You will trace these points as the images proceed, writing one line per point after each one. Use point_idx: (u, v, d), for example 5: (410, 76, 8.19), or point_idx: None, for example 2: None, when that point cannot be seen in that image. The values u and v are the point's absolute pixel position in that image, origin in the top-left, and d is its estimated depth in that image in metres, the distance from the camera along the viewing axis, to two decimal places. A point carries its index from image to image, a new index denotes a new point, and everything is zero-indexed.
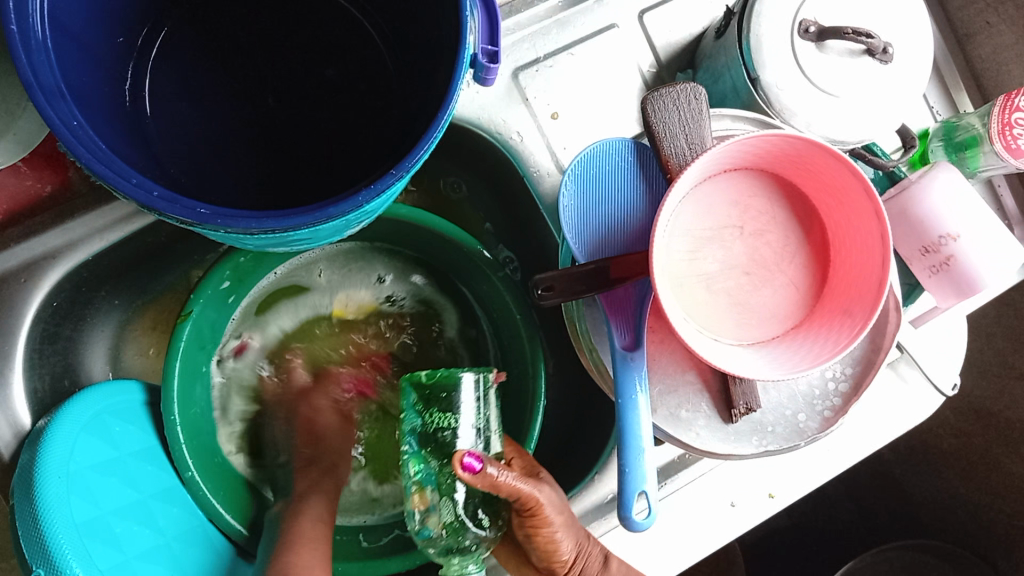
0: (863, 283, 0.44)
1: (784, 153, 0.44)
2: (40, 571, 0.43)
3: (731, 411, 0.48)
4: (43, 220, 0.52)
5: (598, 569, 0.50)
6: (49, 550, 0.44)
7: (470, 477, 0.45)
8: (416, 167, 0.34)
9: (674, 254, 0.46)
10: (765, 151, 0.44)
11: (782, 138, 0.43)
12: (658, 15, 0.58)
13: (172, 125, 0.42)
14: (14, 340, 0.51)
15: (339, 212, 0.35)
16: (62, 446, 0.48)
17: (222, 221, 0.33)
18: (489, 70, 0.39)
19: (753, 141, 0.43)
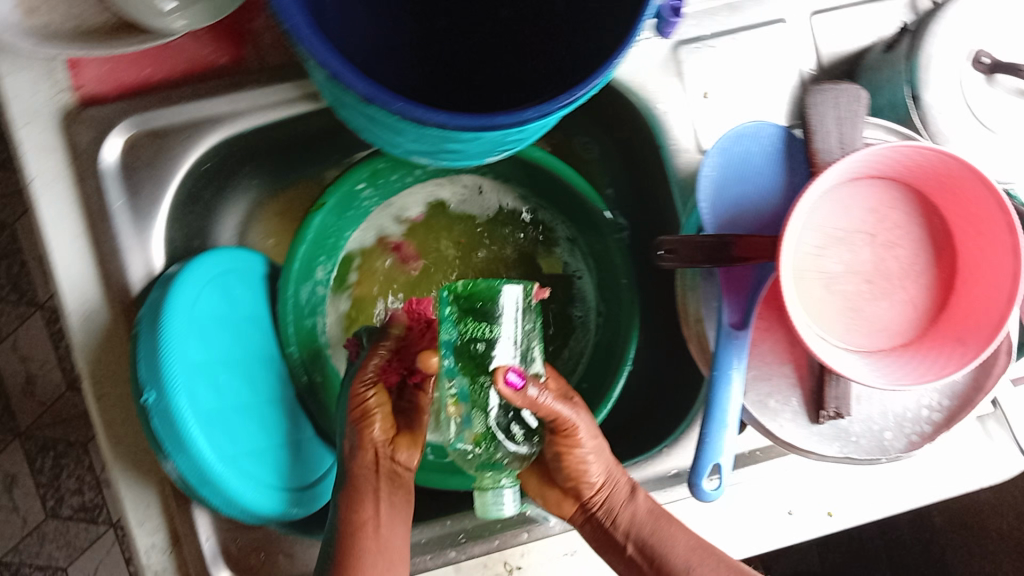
0: (986, 315, 0.44)
1: (936, 172, 0.44)
2: (151, 395, 0.47)
3: (819, 412, 0.48)
4: (214, 86, 0.54)
5: (625, 496, 0.52)
6: (162, 377, 0.47)
7: (512, 395, 0.45)
8: (584, 98, 0.36)
9: (800, 244, 0.47)
10: (918, 165, 0.45)
11: (938, 154, 0.43)
12: (829, 19, 0.58)
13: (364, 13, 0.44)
14: (164, 189, 0.55)
15: (504, 124, 0.37)
16: (189, 290, 0.51)
17: (397, 106, 0.36)
18: (669, 23, 0.41)
19: (909, 152, 0.43)
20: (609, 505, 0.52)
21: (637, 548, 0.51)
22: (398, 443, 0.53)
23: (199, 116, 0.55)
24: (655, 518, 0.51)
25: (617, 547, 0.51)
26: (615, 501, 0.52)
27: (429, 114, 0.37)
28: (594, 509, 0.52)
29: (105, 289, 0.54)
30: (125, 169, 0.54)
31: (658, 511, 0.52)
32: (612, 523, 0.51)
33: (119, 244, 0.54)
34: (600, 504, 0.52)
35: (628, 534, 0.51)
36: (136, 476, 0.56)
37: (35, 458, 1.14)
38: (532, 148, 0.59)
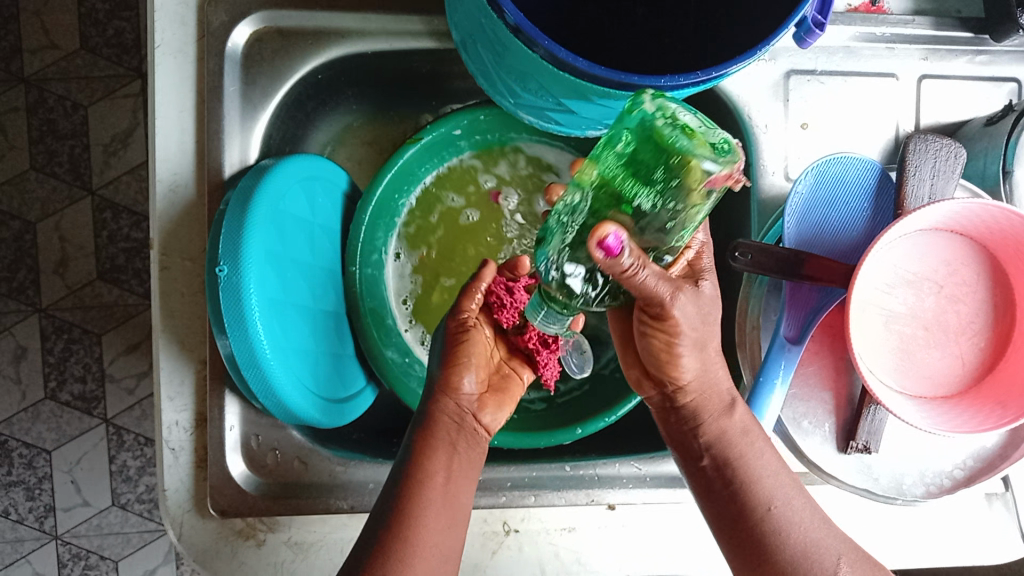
0: None
1: (1017, 239, 0.46)
2: (225, 268, 0.48)
3: (849, 442, 0.50)
4: (349, 1, 0.56)
5: (719, 411, 0.48)
6: (239, 254, 0.49)
7: (603, 257, 0.36)
8: (718, 79, 0.38)
9: (873, 279, 0.48)
10: (1001, 229, 0.46)
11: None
12: (936, 85, 0.61)
13: None
14: (277, 86, 0.57)
15: (636, 84, 0.39)
16: (279, 184, 0.53)
17: (545, 43, 0.38)
18: (809, 34, 0.43)
19: (997, 213, 0.45)
20: (700, 410, 0.48)
21: (719, 465, 0.48)
22: (485, 402, 0.53)
23: (327, 27, 0.57)
24: (747, 439, 0.47)
25: (697, 456, 0.49)
26: (706, 409, 0.48)
27: (571, 58, 0.39)
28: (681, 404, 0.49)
29: (198, 167, 0.56)
30: (246, 59, 0.56)
31: (754, 433, 0.48)
32: (697, 430, 0.48)
33: (222, 127, 0.56)
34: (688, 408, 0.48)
35: (712, 449, 0.48)
36: (177, 352, 0.56)
37: (49, 337, 1.12)
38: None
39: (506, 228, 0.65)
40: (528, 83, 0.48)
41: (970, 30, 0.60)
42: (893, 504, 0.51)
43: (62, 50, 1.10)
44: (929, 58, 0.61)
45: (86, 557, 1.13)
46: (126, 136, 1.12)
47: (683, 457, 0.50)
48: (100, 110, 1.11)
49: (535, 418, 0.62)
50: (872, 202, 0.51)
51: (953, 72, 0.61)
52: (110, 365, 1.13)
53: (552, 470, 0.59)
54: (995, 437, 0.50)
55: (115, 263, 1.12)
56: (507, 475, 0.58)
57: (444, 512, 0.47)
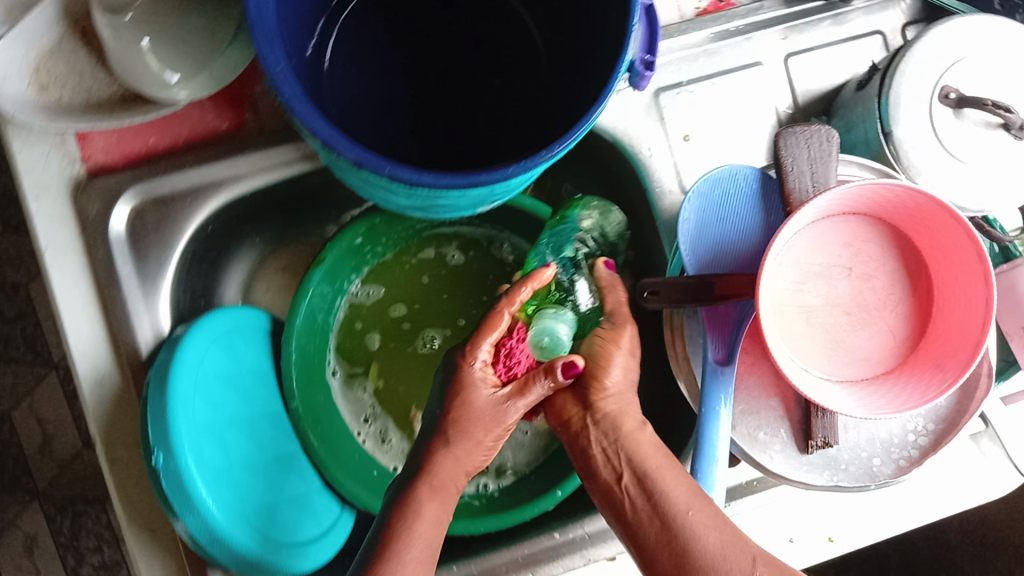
0: (961, 343, 0.45)
1: (908, 208, 0.46)
2: (160, 456, 0.48)
3: (808, 442, 0.50)
4: (215, 153, 0.57)
5: (635, 426, 0.52)
6: (171, 438, 0.48)
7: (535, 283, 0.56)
8: (560, 155, 0.38)
9: (780, 280, 0.49)
10: (890, 201, 0.46)
11: (910, 192, 0.44)
12: (803, 59, 0.61)
13: (341, 75, 0.48)
14: (170, 254, 0.57)
15: (487, 181, 0.39)
16: (195, 351, 0.53)
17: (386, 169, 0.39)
18: (643, 76, 0.45)
19: (879, 189, 0.45)
20: (618, 420, 0.52)
21: (636, 480, 0.49)
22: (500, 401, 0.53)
23: (200, 183, 0.57)
24: (657, 455, 0.50)
25: (613, 471, 0.50)
26: (624, 422, 0.52)
27: (416, 176, 0.39)
28: (599, 418, 0.53)
29: (115, 352, 0.56)
30: (132, 236, 0.56)
31: (662, 453, 0.51)
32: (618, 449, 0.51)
33: (128, 308, 0.56)
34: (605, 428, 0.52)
35: (629, 462, 0.50)
36: (148, 536, 0.56)
37: (55, 517, 1.12)
38: (521, 197, 0.62)
39: (436, 316, 0.66)
40: (399, 195, 0.48)
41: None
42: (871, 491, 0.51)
43: None
44: (788, 37, 0.61)
45: None
46: None
47: (597, 486, 0.51)
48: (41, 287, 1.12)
49: (514, 490, 0.62)
50: (760, 202, 0.52)
51: (818, 42, 0.62)
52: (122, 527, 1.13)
53: (544, 542, 0.58)
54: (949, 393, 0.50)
55: None
56: (502, 558, 0.58)
57: (440, 505, 0.51)
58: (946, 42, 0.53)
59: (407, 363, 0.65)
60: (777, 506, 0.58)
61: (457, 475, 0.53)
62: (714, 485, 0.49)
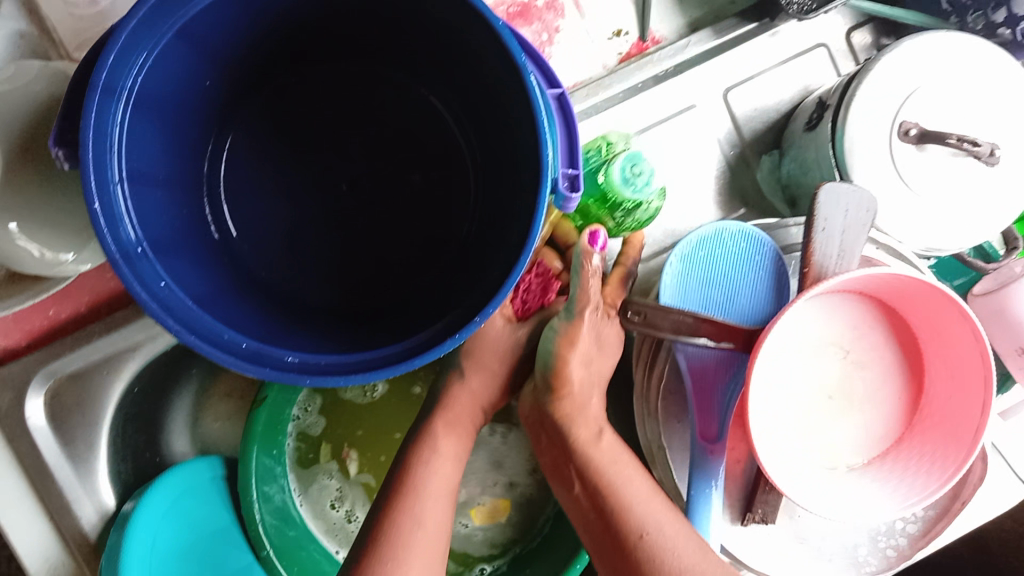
0: (952, 448, 0.42)
1: (913, 297, 0.43)
2: None
3: (745, 514, 0.46)
4: (124, 316, 0.52)
5: (591, 437, 0.48)
6: None
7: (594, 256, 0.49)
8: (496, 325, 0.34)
9: (778, 356, 0.44)
10: (895, 289, 0.43)
11: (916, 284, 0.41)
12: (744, 91, 0.56)
13: (256, 229, 0.47)
14: (99, 429, 0.53)
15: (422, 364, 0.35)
16: (143, 537, 0.49)
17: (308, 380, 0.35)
18: (568, 197, 0.39)
19: (889, 279, 0.42)
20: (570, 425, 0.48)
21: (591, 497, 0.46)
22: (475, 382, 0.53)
23: (115, 349, 0.53)
24: (617, 466, 0.46)
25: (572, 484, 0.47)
26: (580, 433, 0.48)
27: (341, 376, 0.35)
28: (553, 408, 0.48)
29: (62, 545, 0.52)
30: (54, 421, 0.52)
31: (625, 457, 0.48)
32: (568, 464, 0.47)
33: (66, 496, 0.52)
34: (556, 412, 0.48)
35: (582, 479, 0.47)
36: None
37: None
38: None
39: (409, 396, 0.61)
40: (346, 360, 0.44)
41: (752, 20, 0.56)
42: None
43: None
44: (724, 68, 0.56)
45: None
46: None
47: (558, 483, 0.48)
48: None
49: None
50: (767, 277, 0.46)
51: (755, 69, 0.56)
52: None
53: None
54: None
55: None
56: None
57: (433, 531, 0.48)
58: (898, 71, 0.48)
59: (376, 429, 0.61)
60: None
61: (472, 410, 0.53)
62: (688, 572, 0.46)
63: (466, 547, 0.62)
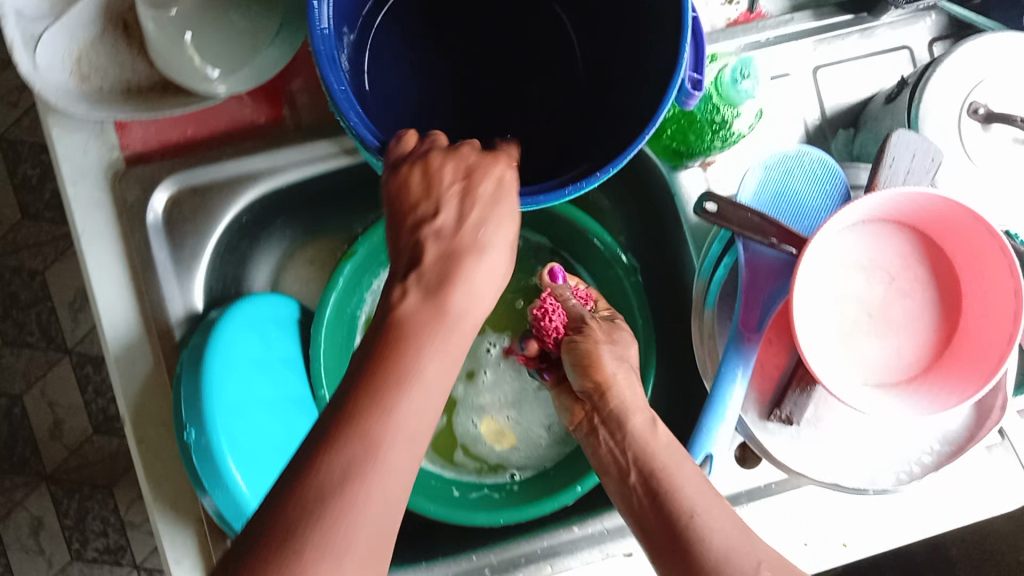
0: (975, 375, 0.47)
1: (958, 230, 0.47)
2: (193, 432, 0.51)
3: (774, 410, 0.51)
4: (253, 144, 0.59)
5: (645, 424, 0.52)
6: (203, 416, 0.51)
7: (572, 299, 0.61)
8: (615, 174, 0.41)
9: (825, 263, 0.50)
10: (945, 221, 0.48)
11: (961, 211, 0.46)
12: (833, 72, 0.62)
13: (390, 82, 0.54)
14: (205, 242, 0.59)
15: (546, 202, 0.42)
16: (231, 337, 0.54)
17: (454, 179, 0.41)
18: (691, 94, 0.46)
19: (940, 204, 0.46)
20: (625, 422, 0.52)
21: (645, 478, 0.48)
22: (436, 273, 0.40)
23: (238, 173, 0.59)
24: (670, 455, 0.49)
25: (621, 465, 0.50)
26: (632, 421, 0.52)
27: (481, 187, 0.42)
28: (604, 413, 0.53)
29: (149, 335, 0.57)
30: (168, 224, 0.58)
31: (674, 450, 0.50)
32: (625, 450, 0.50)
33: (162, 293, 0.57)
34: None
35: (637, 461, 0.49)
36: (172, 513, 0.58)
37: (61, 499, 1.17)
38: None
39: None
40: None
41: (851, 11, 0.62)
42: (866, 494, 0.52)
43: (6, 224, 1.16)
44: (819, 48, 0.62)
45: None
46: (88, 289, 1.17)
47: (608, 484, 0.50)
48: (57, 272, 1.16)
49: (531, 485, 0.64)
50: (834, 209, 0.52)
51: (845, 55, 0.63)
52: (127, 512, 1.18)
53: (557, 536, 0.60)
54: (960, 421, 0.51)
55: (108, 413, 1.17)
56: (520, 552, 0.59)
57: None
58: (977, 57, 0.54)
59: None
60: (792, 510, 0.59)
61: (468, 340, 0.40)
62: (712, 446, 0.50)
63: (504, 459, 0.66)
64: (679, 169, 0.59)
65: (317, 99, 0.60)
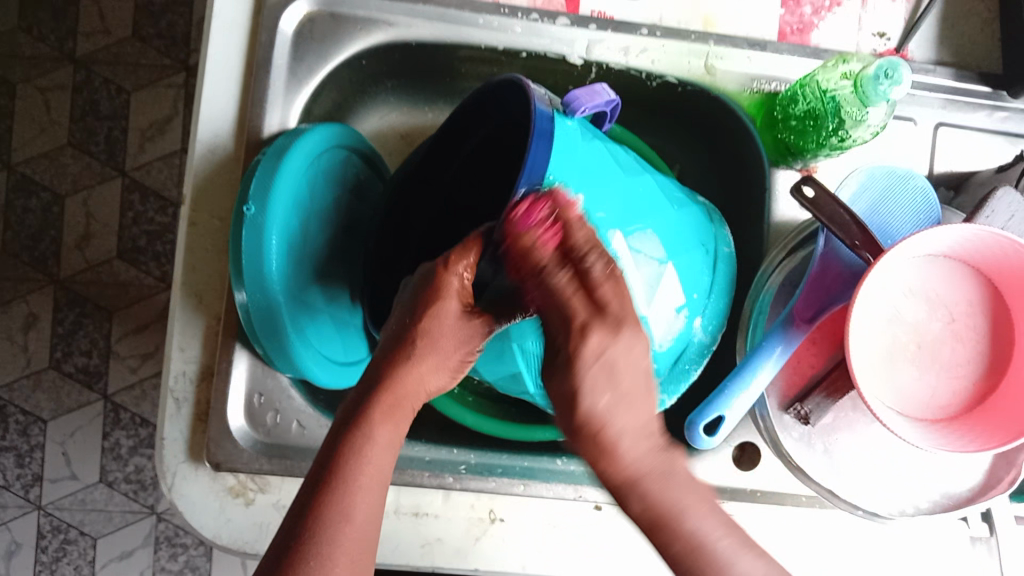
0: (1000, 430, 0.47)
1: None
2: (252, 207, 0.52)
3: (794, 404, 0.52)
4: None
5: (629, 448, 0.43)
6: (266, 196, 0.52)
7: None
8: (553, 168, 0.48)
9: (894, 279, 0.50)
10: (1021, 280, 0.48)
11: None
12: (952, 133, 0.62)
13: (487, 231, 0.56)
14: (322, 66, 0.61)
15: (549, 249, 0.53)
16: (314, 143, 0.55)
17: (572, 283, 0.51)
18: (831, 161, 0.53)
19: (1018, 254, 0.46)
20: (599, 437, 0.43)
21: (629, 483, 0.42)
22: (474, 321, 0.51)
23: (375, 15, 0.61)
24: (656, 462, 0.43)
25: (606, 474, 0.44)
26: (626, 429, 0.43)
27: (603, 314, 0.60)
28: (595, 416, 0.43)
29: (238, 131, 0.59)
30: (297, 36, 0.60)
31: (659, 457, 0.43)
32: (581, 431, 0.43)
33: (266, 96, 0.59)
34: (423, 323, 0.50)
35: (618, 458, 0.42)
36: (193, 301, 0.58)
37: (61, 308, 1.18)
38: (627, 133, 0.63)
39: None
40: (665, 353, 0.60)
41: (987, 85, 0.61)
42: (855, 516, 0.52)
43: (115, 35, 1.19)
44: (948, 106, 0.61)
45: (65, 531, 1.16)
46: (164, 123, 1.19)
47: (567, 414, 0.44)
48: (142, 96, 1.19)
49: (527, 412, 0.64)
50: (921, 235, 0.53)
51: (971, 124, 0.62)
52: (117, 343, 1.18)
53: (540, 464, 0.61)
54: (966, 482, 0.51)
55: (136, 244, 1.19)
56: (499, 462, 0.60)
57: (394, 428, 0.48)
58: None
59: None
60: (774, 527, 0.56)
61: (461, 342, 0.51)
62: (727, 410, 0.50)
63: None
64: (780, 166, 0.60)
65: None
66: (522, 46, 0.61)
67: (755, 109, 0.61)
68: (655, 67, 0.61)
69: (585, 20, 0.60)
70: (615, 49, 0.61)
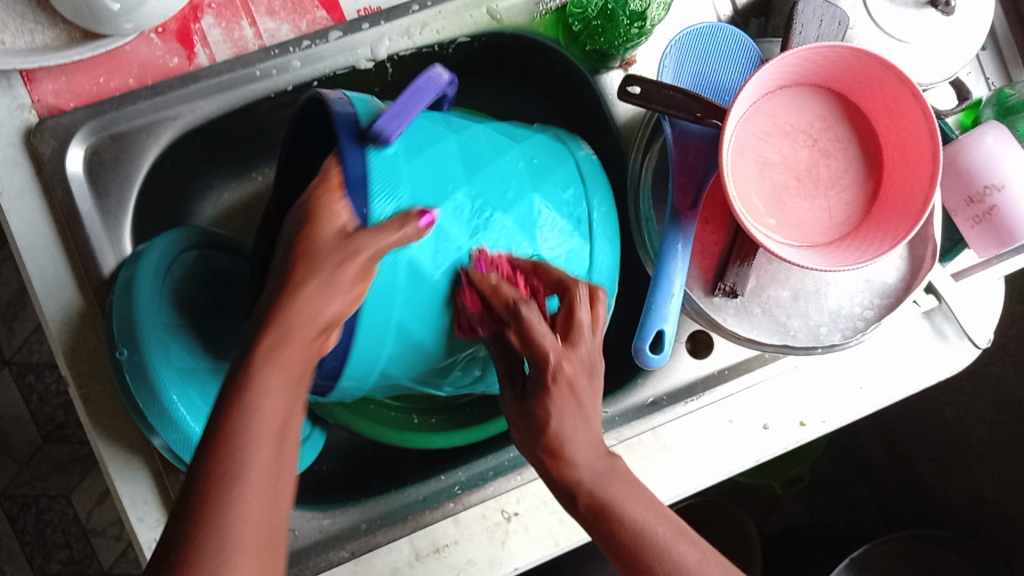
0: (901, 221, 0.48)
1: (864, 78, 0.49)
2: (126, 350, 0.48)
3: (717, 286, 0.52)
4: (168, 83, 0.57)
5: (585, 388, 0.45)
6: (135, 333, 0.49)
7: None
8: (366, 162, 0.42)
9: (748, 131, 0.51)
10: (857, 77, 0.49)
11: (855, 54, 0.47)
12: None
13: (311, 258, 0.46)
14: (129, 190, 0.57)
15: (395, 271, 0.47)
16: (158, 259, 0.52)
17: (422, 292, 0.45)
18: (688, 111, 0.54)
19: (841, 52, 0.47)
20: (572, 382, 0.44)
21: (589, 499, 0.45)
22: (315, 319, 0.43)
23: (154, 116, 0.57)
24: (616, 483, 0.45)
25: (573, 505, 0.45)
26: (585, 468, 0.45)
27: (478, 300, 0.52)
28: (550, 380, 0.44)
29: (82, 290, 0.55)
30: (90, 174, 0.56)
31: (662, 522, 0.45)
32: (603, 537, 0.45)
33: (92, 245, 0.55)
34: None
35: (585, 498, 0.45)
36: (128, 471, 0.55)
37: (18, 515, 1.13)
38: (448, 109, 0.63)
39: None
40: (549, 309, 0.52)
41: None
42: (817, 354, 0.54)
43: None
44: None
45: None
46: (19, 297, 1.13)
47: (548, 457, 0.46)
48: None
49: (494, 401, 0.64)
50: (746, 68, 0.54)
51: None
52: (89, 519, 1.14)
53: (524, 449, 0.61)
54: (894, 275, 0.54)
55: (56, 421, 1.13)
56: (488, 466, 0.60)
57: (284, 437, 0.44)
58: None
59: None
60: (751, 395, 0.60)
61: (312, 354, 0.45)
62: (666, 322, 0.50)
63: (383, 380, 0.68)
64: (602, 71, 0.60)
65: (228, 34, 0.58)
66: (312, 74, 0.58)
67: (552, 30, 0.60)
68: (443, 35, 0.60)
69: (356, 23, 0.58)
70: (398, 36, 0.59)
